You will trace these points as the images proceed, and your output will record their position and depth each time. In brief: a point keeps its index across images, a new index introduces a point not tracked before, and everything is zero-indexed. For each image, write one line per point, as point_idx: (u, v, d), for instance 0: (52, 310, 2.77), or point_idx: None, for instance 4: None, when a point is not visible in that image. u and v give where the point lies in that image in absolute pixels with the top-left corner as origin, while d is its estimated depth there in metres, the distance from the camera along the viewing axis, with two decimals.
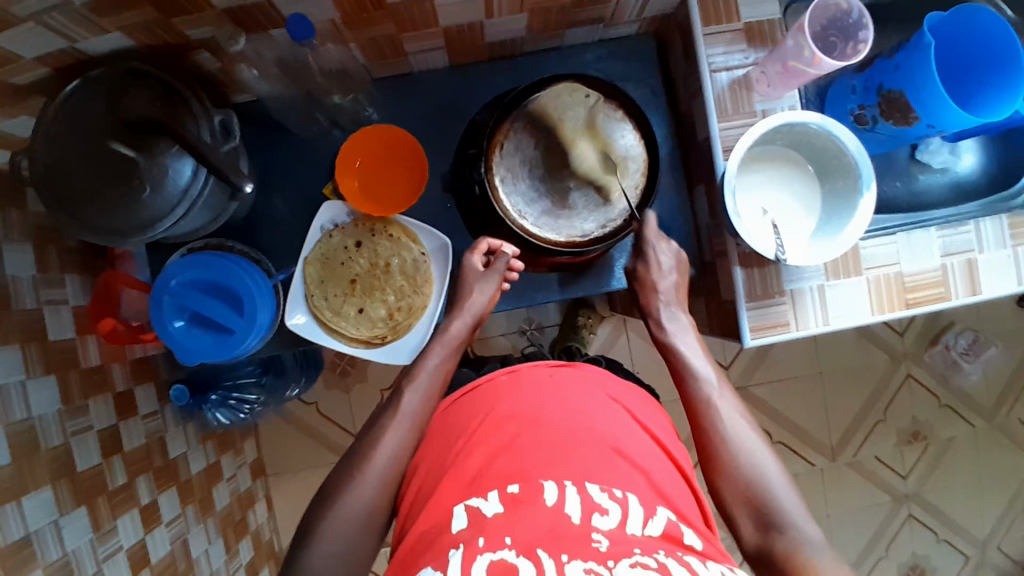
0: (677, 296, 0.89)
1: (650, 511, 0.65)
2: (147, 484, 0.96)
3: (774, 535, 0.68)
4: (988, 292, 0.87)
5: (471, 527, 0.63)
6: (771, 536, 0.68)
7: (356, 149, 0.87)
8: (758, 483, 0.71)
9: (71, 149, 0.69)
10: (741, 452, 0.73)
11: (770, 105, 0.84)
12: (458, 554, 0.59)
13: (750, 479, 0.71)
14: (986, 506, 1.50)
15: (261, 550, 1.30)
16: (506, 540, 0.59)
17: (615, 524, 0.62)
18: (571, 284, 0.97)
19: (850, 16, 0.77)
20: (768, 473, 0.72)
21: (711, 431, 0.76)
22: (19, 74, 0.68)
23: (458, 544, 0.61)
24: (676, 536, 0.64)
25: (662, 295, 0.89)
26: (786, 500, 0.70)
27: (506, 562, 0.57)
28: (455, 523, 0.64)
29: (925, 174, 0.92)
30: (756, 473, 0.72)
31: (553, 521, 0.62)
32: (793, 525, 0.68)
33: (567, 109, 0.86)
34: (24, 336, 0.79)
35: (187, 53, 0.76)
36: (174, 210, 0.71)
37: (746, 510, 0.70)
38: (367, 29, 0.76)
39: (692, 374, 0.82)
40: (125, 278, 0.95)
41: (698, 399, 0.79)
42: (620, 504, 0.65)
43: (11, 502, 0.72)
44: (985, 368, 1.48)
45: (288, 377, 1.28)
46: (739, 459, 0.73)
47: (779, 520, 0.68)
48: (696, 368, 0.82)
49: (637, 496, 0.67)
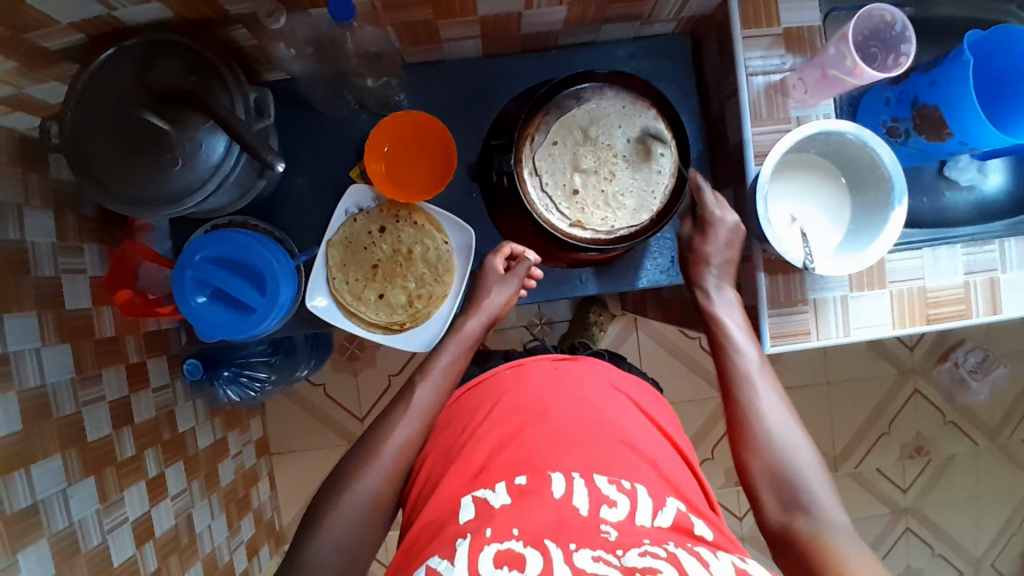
0: (727, 271, 0.86)
1: (659, 503, 0.65)
2: (155, 457, 0.97)
3: (797, 515, 0.69)
4: (1008, 312, 0.87)
5: (477, 517, 0.63)
6: (794, 517, 0.68)
7: (383, 135, 0.87)
8: (786, 463, 0.72)
9: (102, 121, 0.69)
10: (771, 426, 0.74)
11: (805, 112, 0.84)
12: (465, 543, 0.60)
13: (778, 455, 0.72)
14: (985, 523, 1.51)
15: (261, 529, 1.30)
16: (513, 531, 0.60)
17: (623, 515, 0.63)
18: (606, 276, 0.96)
19: (893, 28, 0.76)
20: (797, 452, 0.72)
21: (743, 402, 0.77)
22: (53, 39, 0.68)
23: (465, 534, 0.61)
24: (686, 527, 0.64)
25: (708, 263, 0.86)
26: (813, 481, 0.70)
27: (513, 552, 0.58)
28: (463, 512, 0.65)
29: (952, 190, 0.90)
30: (787, 450, 0.72)
31: (561, 512, 0.62)
32: (817, 507, 0.68)
33: (594, 109, 0.85)
34: (40, 303, 0.79)
35: (222, 27, 0.74)
36: (206, 184, 0.71)
37: (773, 488, 0.71)
38: (404, 12, 0.76)
39: (730, 341, 0.81)
40: (142, 249, 0.94)
41: (731, 368, 0.79)
42: (628, 496, 0.65)
43: (20, 470, 0.73)
44: (993, 388, 1.49)
45: (299, 357, 1.26)
46: (770, 439, 0.73)
47: (806, 502, 0.69)
48: (735, 343, 0.81)
49: (646, 487, 0.66)
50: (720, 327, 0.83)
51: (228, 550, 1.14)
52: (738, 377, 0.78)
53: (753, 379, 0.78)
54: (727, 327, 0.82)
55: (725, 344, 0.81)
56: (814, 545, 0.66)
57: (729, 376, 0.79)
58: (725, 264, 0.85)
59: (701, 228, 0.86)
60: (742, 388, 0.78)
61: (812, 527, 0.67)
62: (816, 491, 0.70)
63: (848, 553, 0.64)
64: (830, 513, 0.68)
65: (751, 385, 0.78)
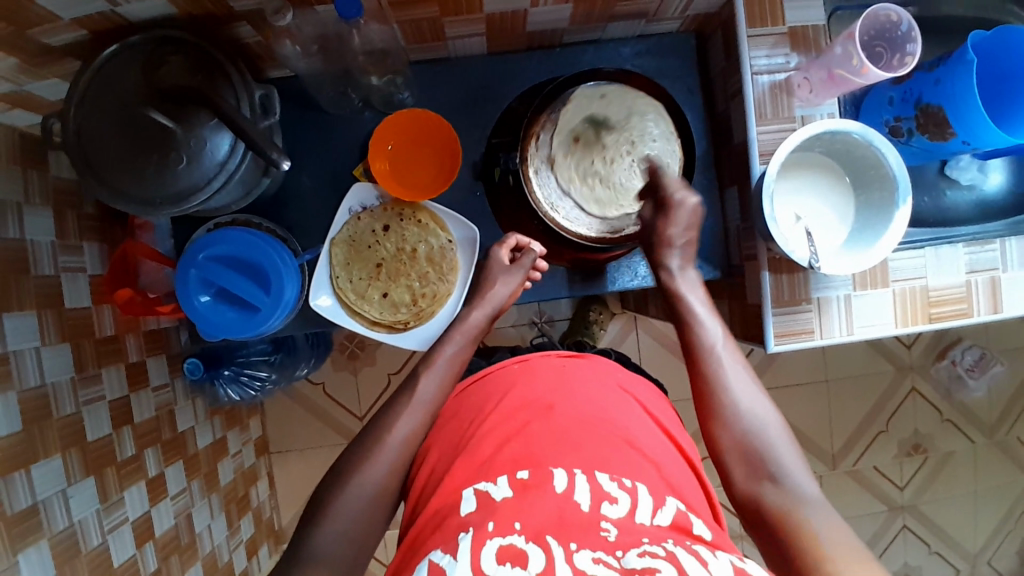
0: (687, 251, 0.86)
1: (659, 502, 0.65)
2: (155, 456, 0.96)
3: (764, 485, 0.68)
4: (1008, 310, 0.88)
5: (480, 509, 0.63)
6: (762, 486, 0.68)
7: (389, 132, 0.87)
8: (754, 434, 0.72)
9: (107, 119, 0.69)
10: (738, 399, 0.74)
11: (810, 112, 0.84)
12: (467, 537, 0.60)
13: (746, 426, 0.73)
14: (981, 520, 1.52)
15: (261, 528, 1.30)
16: (515, 525, 0.60)
17: (624, 512, 0.63)
18: (580, 285, 0.97)
19: (899, 28, 0.77)
20: (765, 424, 0.73)
21: (710, 374, 0.77)
22: (55, 35, 0.67)
23: (468, 528, 0.61)
24: (685, 526, 0.64)
25: (672, 246, 0.84)
26: (780, 450, 0.71)
27: (516, 548, 0.58)
28: (465, 505, 0.65)
29: (953, 189, 0.90)
30: (754, 420, 0.73)
31: (562, 507, 0.62)
32: (787, 477, 0.68)
33: (632, 101, 0.84)
34: (41, 301, 0.78)
35: (227, 24, 0.74)
36: (210, 183, 0.71)
37: (741, 458, 0.71)
38: (411, 10, 0.75)
39: (694, 317, 0.82)
40: (143, 249, 0.93)
41: (697, 344, 0.79)
42: (630, 494, 0.65)
43: (20, 470, 0.72)
44: (990, 386, 1.50)
45: (300, 356, 1.26)
46: (737, 409, 0.74)
47: (775, 472, 0.69)
48: (699, 317, 0.81)
49: (647, 486, 0.66)
50: (683, 304, 0.83)
51: (228, 550, 1.13)
52: (703, 351, 0.79)
53: (719, 354, 0.78)
54: (691, 302, 0.83)
55: (689, 319, 0.82)
56: (781, 510, 0.65)
57: (694, 349, 0.79)
58: (688, 245, 0.85)
59: (663, 211, 0.83)
60: (708, 362, 0.78)
61: (780, 495, 0.67)
62: (782, 457, 0.70)
63: (815, 518, 0.63)
64: (797, 480, 0.68)
65: (714, 355, 0.78)
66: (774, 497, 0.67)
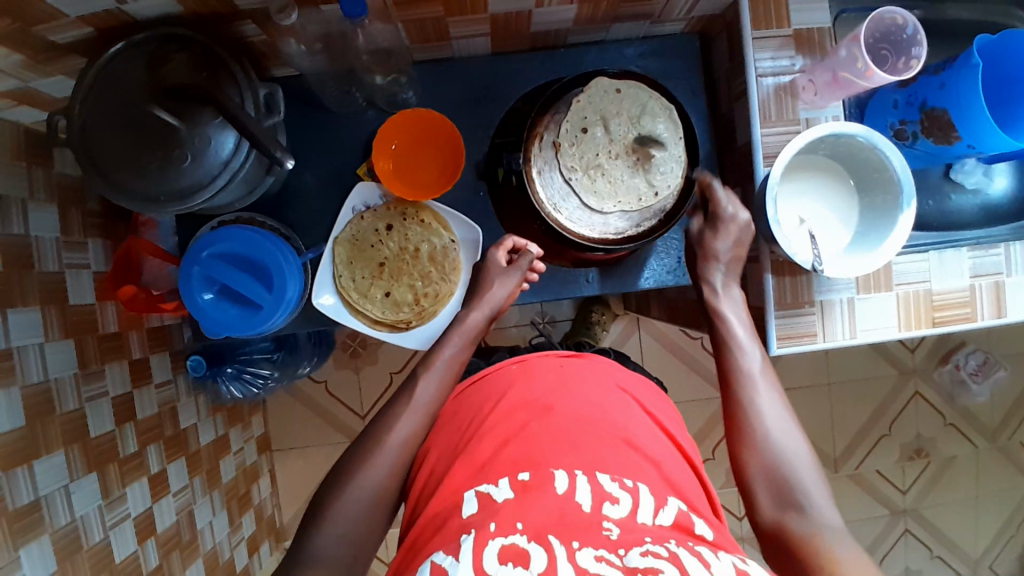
0: (733, 268, 0.85)
1: (661, 502, 0.65)
2: (157, 453, 0.96)
3: (791, 515, 0.67)
4: (1013, 314, 0.88)
5: (481, 511, 0.63)
6: (787, 516, 0.67)
7: (393, 132, 0.87)
8: (783, 463, 0.70)
9: (112, 116, 0.69)
10: (771, 426, 0.73)
11: (814, 114, 0.84)
12: (469, 539, 0.60)
13: (776, 454, 0.71)
14: (983, 526, 1.52)
15: (262, 526, 1.30)
16: (517, 525, 0.60)
17: (625, 512, 0.63)
18: (608, 277, 0.96)
19: (904, 31, 0.77)
20: (795, 452, 0.71)
21: (744, 398, 0.75)
22: (61, 32, 0.67)
23: (469, 529, 0.61)
24: (687, 526, 0.64)
25: (716, 261, 0.84)
26: (809, 482, 0.68)
27: (518, 548, 0.57)
28: (466, 507, 0.65)
29: (957, 194, 0.90)
30: (784, 450, 0.71)
31: (562, 507, 0.62)
32: (814, 506, 0.66)
33: (646, 99, 0.84)
34: (45, 298, 0.78)
35: (232, 23, 0.74)
36: (213, 181, 0.71)
37: (768, 487, 0.69)
38: (415, 9, 0.75)
39: (732, 339, 0.80)
40: (147, 246, 0.93)
41: (734, 366, 0.78)
42: (631, 494, 0.65)
43: (23, 466, 0.72)
44: (993, 391, 1.49)
45: (302, 354, 1.26)
46: (768, 436, 0.72)
47: (801, 500, 0.67)
48: (738, 339, 0.80)
49: (648, 487, 0.66)
50: (723, 325, 0.82)
51: (229, 547, 1.14)
52: (739, 375, 0.77)
53: (755, 380, 0.77)
54: (731, 323, 0.81)
55: (727, 340, 0.80)
56: (806, 541, 0.63)
57: (730, 373, 0.78)
58: (733, 263, 0.84)
59: (713, 224, 0.84)
60: (742, 386, 0.76)
61: (807, 527, 0.65)
62: (811, 490, 0.68)
63: (840, 550, 0.61)
64: (825, 514, 0.66)
65: (749, 380, 0.77)
66: (800, 528, 0.65)
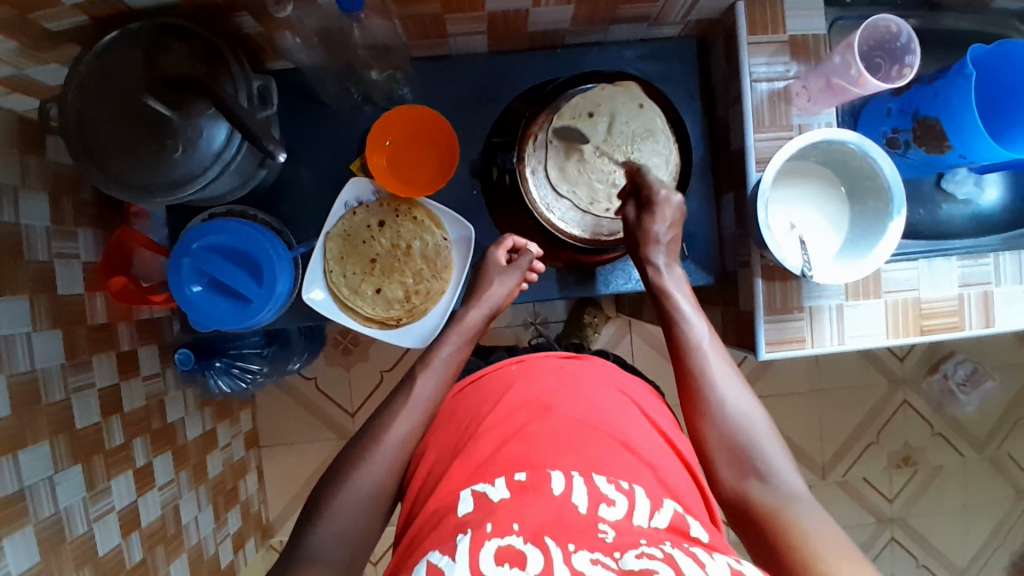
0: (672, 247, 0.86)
1: (657, 504, 0.65)
2: (144, 446, 0.95)
3: (749, 477, 0.71)
4: (1001, 324, 0.88)
5: (478, 511, 0.63)
6: (746, 478, 0.71)
7: (387, 128, 0.87)
8: (738, 429, 0.74)
9: (105, 105, 0.69)
10: (725, 396, 0.76)
11: (807, 121, 0.84)
12: (466, 538, 0.59)
13: (730, 421, 0.74)
14: (969, 535, 1.52)
15: (248, 522, 1.29)
16: (514, 526, 0.59)
17: (621, 514, 0.62)
18: (571, 286, 0.96)
19: (899, 39, 0.77)
20: (746, 416, 0.75)
21: (696, 372, 0.78)
22: (56, 20, 0.67)
23: (466, 529, 0.61)
24: (682, 528, 0.64)
25: (658, 243, 0.84)
26: (763, 443, 0.73)
27: (514, 549, 0.57)
28: (462, 506, 0.64)
29: (948, 204, 0.91)
30: (738, 415, 0.75)
31: (560, 509, 0.62)
32: (769, 466, 0.71)
33: (655, 127, 0.86)
34: (33, 287, 0.78)
35: (229, 14, 0.74)
36: (206, 173, 0.71)
37: (725, 453, 0.73)
38: (414, 5, 0.75)
39: (680, 316, 0.82)
40: (139, 237, 0.93)
41: (683, 343, 0.80)
42: (627, 496, 0.64)
43: (7, 455, 0.71)
44: (982, 401, 1.50)
45: (293, 350, 1.24)
46: (722, 407, 0.75)
47: (762, 469, 0.71)
48: (686, 316, 0.82)
49: (644, 489, 0.66)
50: (671, 303, 0.83)
51: (214, 543, 1.13)
52: (690, 350, 0.79)
53: (704, 350, 0.79)
54: (678, 300, 0.83)
55: (676, 318, 0.82)
56: (767, 506, 0.67)
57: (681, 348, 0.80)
58: (672, 242, 0.85)
59: (649, 207, 0.83)
60: (693, 360, 0.79)
61: (764, 487, 0.69)
62: (764, 448, 0.72)
63: (799, 511, 0.66)
64: (779, 473, 0.70)
65: (698, 352, 0.79)
66: (759, 491, 0.69)
